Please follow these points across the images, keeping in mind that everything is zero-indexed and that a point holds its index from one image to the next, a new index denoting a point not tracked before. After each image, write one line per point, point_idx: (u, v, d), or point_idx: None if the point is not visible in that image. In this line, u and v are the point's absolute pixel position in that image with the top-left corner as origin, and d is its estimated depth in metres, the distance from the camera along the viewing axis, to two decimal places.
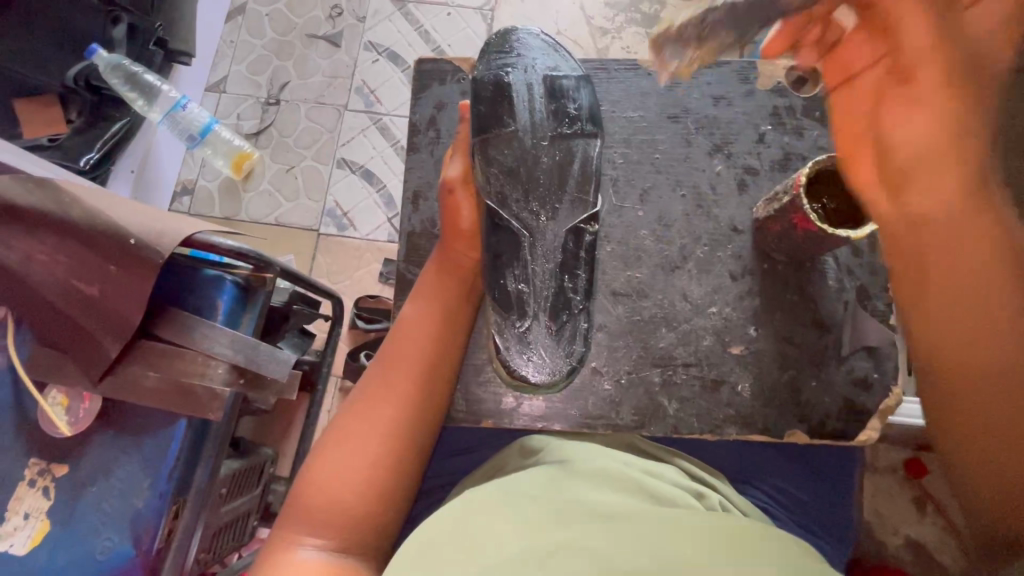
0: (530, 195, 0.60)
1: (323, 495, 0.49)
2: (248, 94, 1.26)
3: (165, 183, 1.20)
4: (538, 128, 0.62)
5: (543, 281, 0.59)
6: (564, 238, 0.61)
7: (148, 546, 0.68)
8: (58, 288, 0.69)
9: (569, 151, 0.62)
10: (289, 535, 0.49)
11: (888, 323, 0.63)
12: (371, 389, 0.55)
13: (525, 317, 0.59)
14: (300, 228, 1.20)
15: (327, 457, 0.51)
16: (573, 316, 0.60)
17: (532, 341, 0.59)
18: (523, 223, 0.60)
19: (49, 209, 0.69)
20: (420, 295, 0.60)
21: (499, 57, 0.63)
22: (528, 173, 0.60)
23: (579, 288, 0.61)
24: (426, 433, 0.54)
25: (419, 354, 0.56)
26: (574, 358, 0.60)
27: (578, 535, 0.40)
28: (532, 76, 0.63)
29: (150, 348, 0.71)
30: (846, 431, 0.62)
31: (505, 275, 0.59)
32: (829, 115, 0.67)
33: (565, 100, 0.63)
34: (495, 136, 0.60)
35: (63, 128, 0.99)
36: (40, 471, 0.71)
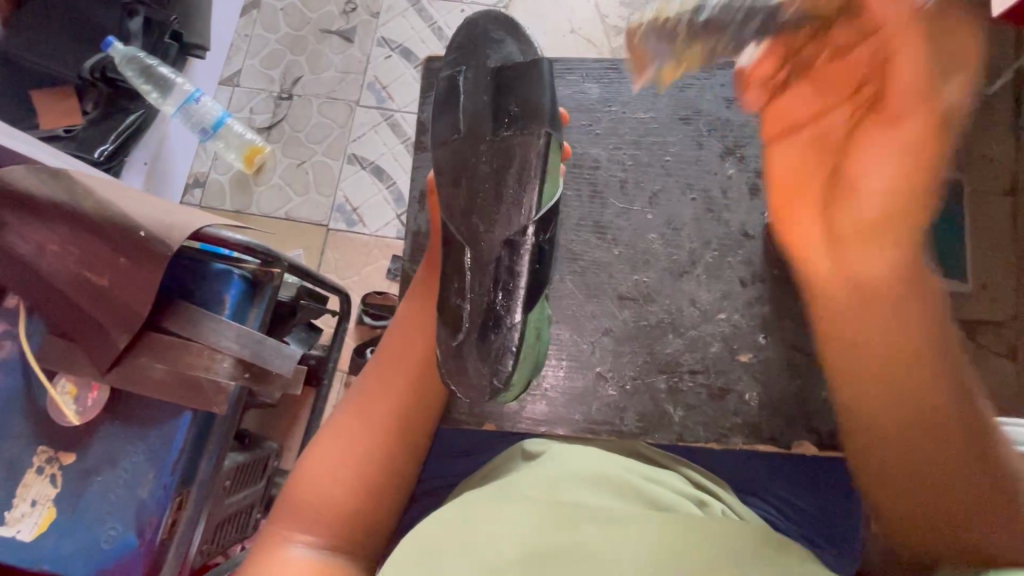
0: (475, 208, 0.56)
1: (317, 492, 0.50)
2: (261, 88, 1.27)
3: (178, 175, 1.21)
4: (478, 132, 0.58)
5: (477, 294, 0.54)
6: (503, 246, 0.54)
7: (151, 537, 0.68)
8: (69, 278, 0.70)
9: (506, 153, 0.56)
10: (280, 531, 0.49)
11: None
12: (366, 387, 0.55)
13: (457, 333, 0.54)
14: (309, 222, 1.20)
15: (320, 454, 0.51)
16: (500, 335, 0.52)
17: (459, 361, 0.53)
18: (466, 235, 0.55)
19: (64, 200, 0.71)
20: (415, 297, 0.60)
21: (459, 56, 0.61)
22: (469, 182, 0.57)
23: (508, 304, 0.53)
24: (420, 433, 0.54)
25: (414, 353, 0.56)
26: (500, 381, 0.53)
27: (578, 538, 0.40)
28: (485, 72, 0.60)
29: (157, 340, 0.71)
30: None
31: (447, 289, 0.56)
32: None
33: (507, 99, 0.58)
34: (443, 146, 0.59)
35: (79, 120, 1.01)
36: (48, 459, 0.71)
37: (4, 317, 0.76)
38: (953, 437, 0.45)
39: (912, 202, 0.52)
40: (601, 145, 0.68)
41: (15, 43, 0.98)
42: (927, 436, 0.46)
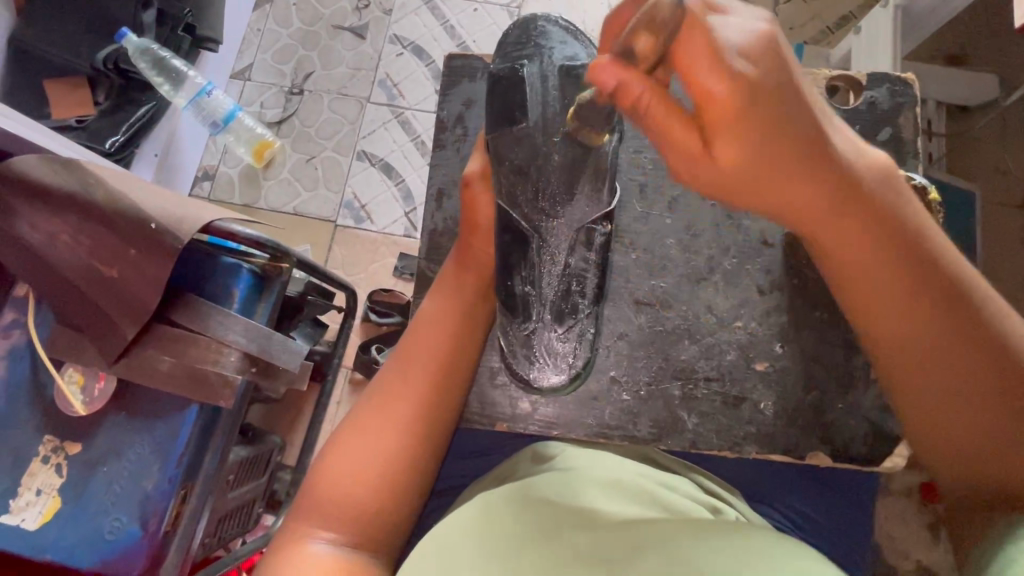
0: (541, 198, 0.59)
1: (336, 492, 0.47)
2: (272, 83, 1.27)
3: (187, 168, 1.21)
4: (550, 122, 0.59)
5: (550, 285, 0.58)
6: (575, 236, 0.59)
7: (155, 529, 0.68)
8: (79, 268, 0.70)
9: (578, 145, 0.59)
10: (301, 531, 0.47)
11: None
12: (387, 383, 0.52)
13: (530, 320, 0.57)
14: (317, 218, 1.20)
15: (341, 451, 0.49)
16: (580, 320, 0.58)
17: (536, 345, 0.57)
18: (532, 224, 0.58)
19: (74, 190, 0.70)
20: (440, 289, 0.58)
21: (516, 50, 0.62)
22: (541, 171, 0.59)
23: (586, 291, 0.59)
24: (445, 427, 0.52)
25: (441, 346, 0.54)
26: (585, 355, 0.58)
27: (594, 541, 0.40)
28: (548, 66, 0.61)
29: (164, 332, 0.71)
30: (869, 455, 0.60)
31: (512, 277, 0.57)
32: (867, 128, 0.66)
33: (582, 89, 0.60)
34: (509, 133, 0.59)
35: (90, 110, 1.00)
36: (54, 448, 0.71)
37: (13, 305, 0.76)
38: (966, 343, 0.45)
39: (936, 214, 0.56)
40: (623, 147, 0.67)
41: (29, 32, 0.98)
42: (939, 352, 0.46)
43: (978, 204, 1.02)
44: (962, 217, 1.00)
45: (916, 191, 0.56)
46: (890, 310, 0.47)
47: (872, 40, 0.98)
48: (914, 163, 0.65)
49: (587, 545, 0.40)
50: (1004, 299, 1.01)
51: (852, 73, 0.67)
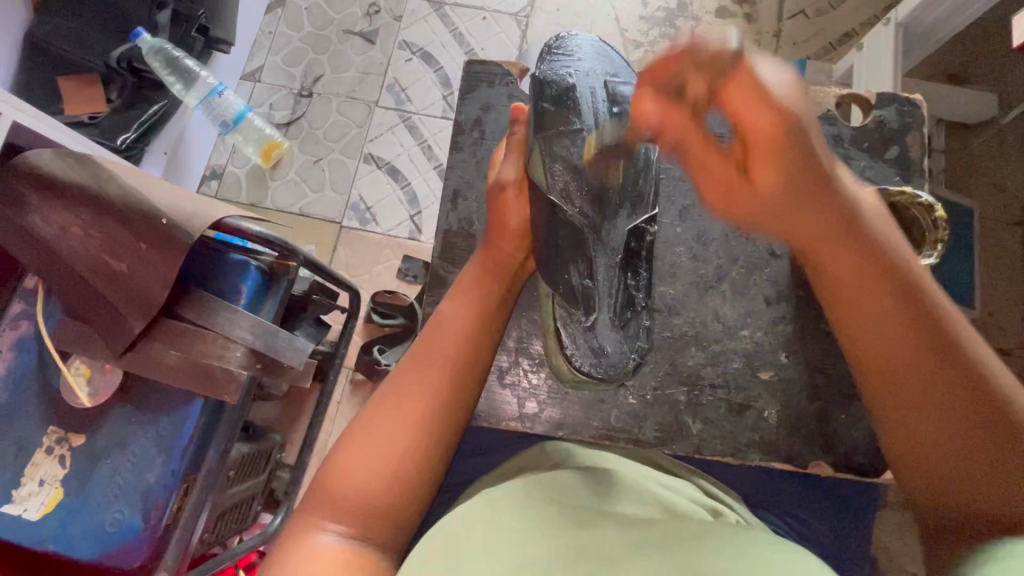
0: (603, 201, 0.58)
1: (345, 484, 0.47)
2: (281, 85, 1.28)
3: (195, 166, 1.22)
4: (601, 128, 0.58)
5: (607, 279, 0.58)
6: (626, 237, 0.60)
7: (156, 522, 0.69)
8: (90, 261, 0.71)
9: (630, 155, 0.59)
10: (312, 522, 0.47)
11: None
12: (401, 381, 0.52)
13: (592, 313, 0.57)
14: (322, 219, 1.21)
15: (356, 446, 0.49)
16: (637, 315, 0.60)
17: (598, 335, 0.58)
18: (586, 220, 0.57)
19: (87, 184, 0.72)
20: (460, 291, 0.57)
21: (561, 57, 0.60)
22: (594, 173, 0.57)
23: (641, 286, 0.61)
24: (460, 428, 0.53)
25: (457, 348, 0.54)
26: (637, 356, 0.59)
27: (601, 538, 0.41)
28: (595, 75, 0.60)
29: (171, 327, 0.72)
30: (873, 466, 0.61)
31: (569, 270, 0.56)
32: (870, 142, 0.68)
33: (628, 105, 0.59)
34: (565, 134, 0.57)
35: (103, 107, 1.02)
36: (57, 440, 0.72)
37: (22, 297, 0.77)
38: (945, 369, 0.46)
39: (941, 230, 0.59)
40: None
41: (45, 30, 1.00)
42: (918, 372, 0.46)
43: (976, 221, 1.04)
44: (961, 234, 1.01)
45: (921, 211, 0.59)
46: (874, 335, 0.49)
47: (874, 57, 1.00)
48: (922, 181, 0.67)
49: (587, 538, 0.41)
50: (1000, 315, 1.02)
51: (860, 92, 0.69)
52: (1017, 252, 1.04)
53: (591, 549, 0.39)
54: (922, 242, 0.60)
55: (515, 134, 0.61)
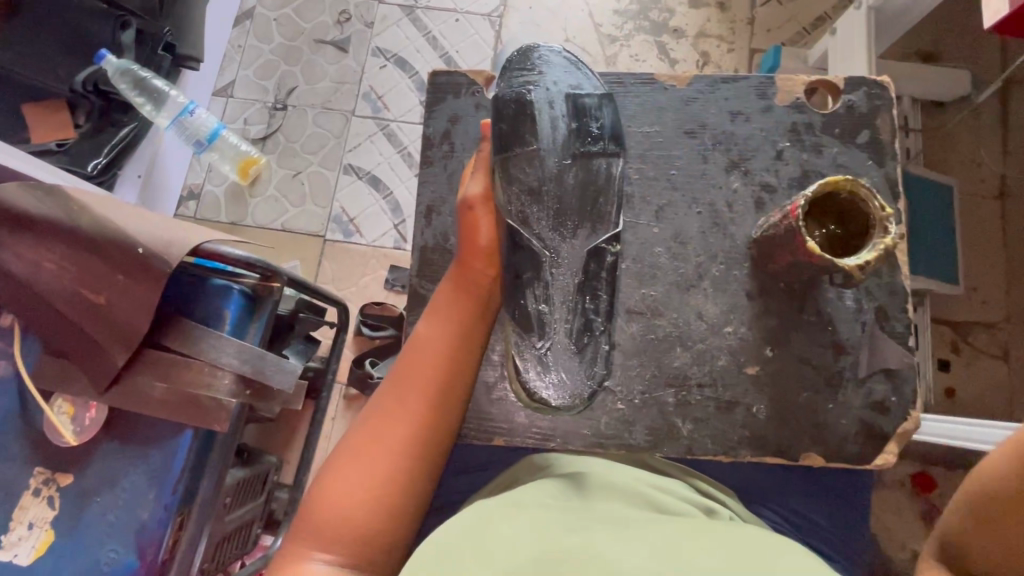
0: (564, 222, 0.57)
1: (331, 517, 0.46)
2: (255, 99, 1.26)
3: (172, 187, 1.19)
4: (562, 146, 0.58)
5: (565, 302, 0.56)
6: (585, 260, 0.57)
7: (153, 558, 0.67)
8: (67, 296, 0.69)
9: (589, 171, 0.59)
10: (303, 554, 0.45)
11: (907, 344, 0.63)
12: (381, 409, 0.51)
13: (546, 338, 0.56)
14: (305, 233, 1.19)
15: (343, 471, 0.48)
16: (595, 339, 0.57)
17: (552, 362, 0.56)
18: (544, 243, 0.57)
19: (58, 217, 0.70)
20: (437, 311, 0.56)
21: (521, 75, 0.60)
22: (554, 195, 0.57)
23: (600, 309, 0.58)
24: (448, 442, 0.53)
25: (439, 364, 0.54)
26: (595, 381, 0.57)
27: (595, 541, 0.40)
28: (556, 92, 0.60)
29: (157, 358, 0.70)
30: (858, 453, 0.62)
31: (526, 296, 0.56)
32: (847, 132, 0.66)
33: (588, 119, 0.60)
34: (518, 156, 0.57)
35: (72, 133, 1.00)
36: (45, 481, 0.70)
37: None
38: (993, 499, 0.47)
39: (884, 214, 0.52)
40: None
41: (4, 56, 0.97)
42: None
43: (958, 198, 1.05)
44: (943, 211, 1.02)
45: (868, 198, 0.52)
46: None
47: (847, 40, 1.01)
48: (896, 163, 0.66)
49: (567, 546, 0.39)
50: (985, 290, 1.04)
51: (830, 75, 0.68)
52: (999, 226, 1.05)
53: (571, 557, 0.38)
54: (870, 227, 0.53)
55: (481, 152, 0.61)
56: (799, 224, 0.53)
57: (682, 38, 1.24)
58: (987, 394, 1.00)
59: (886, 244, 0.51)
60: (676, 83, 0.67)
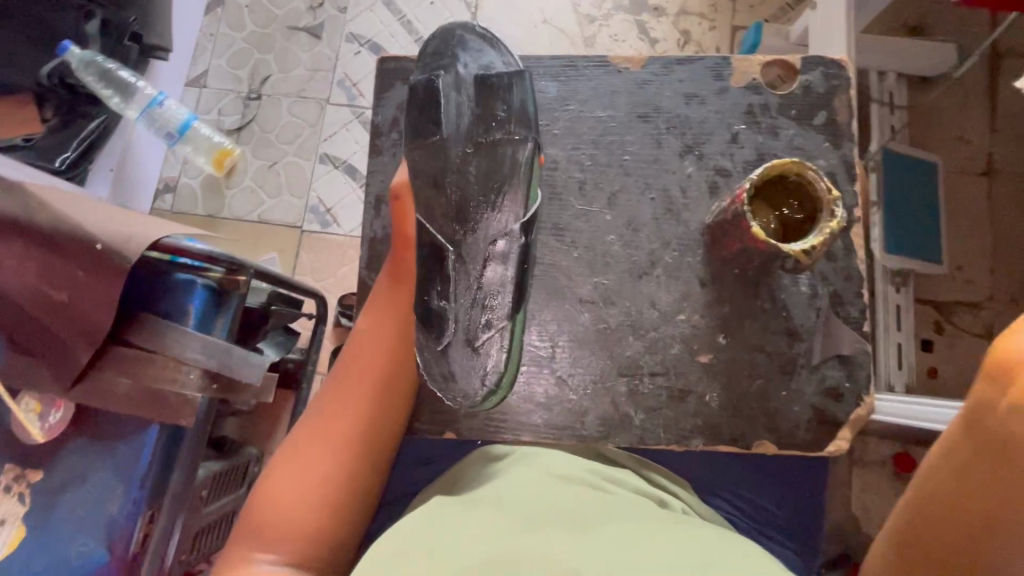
0: (466, 215, 0.56)
1: (275, 514, 0.49)
2: (229, 89, 1.24)
3: (146, 181, 1.18)
4: (466, 133, 0.57)
5: (466, 296, 0.54)
6: (489, 252, 0.55)
7: (123, 552, 0.67)
8: (29, 294, 0.68)
9: (494, 159, 0.57)
10: (245, 555, 0.48)
11: (860, 330, 0.62)
12: (324, 408, 0.54)
13: (444, 334, 0.53)
14: (282, 224, 1.18)
15: (283, 473, 0.51)
16: (492, 336, 0.53)
17: (450, 359, 0.53)
18: (449, 237, 0.55)
19: (14, 213, 0.68)
20: (376, 308, 0.58)
21: (434, 59, 0.59)
22: (457, 185, 0.56)
23: (502, 304, 0.54)
24: (388, 440, 0.55)
25: (376, 365, 0.56)
26: (492, 381, 0.53)
27: (550, 541, 0.39)
28: (466, 77, 0.58)
29: (122, 355, 0.70)
30: (815, 442, 0.61)
31: (428, 291, 0.54)
32: (804, 114, 0.64)
33: (497, 103, 0.57)
34: (423, 145, 0.57)
35: (38, 128, 0.98)
36: (15, 477, 0.71)
37: None
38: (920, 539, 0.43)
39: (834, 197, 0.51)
40: (558, 145, 0.65)
41: None
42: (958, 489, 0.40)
43: (942, 175, 1.03)
44: (926, 189, 1.01)
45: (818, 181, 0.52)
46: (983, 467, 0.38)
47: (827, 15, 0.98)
48: (852, 146, 0.64)
49: (524, 549, 0.38)
50: (969, 268, 1.02)
51: (786, 57, 0.66)
52: (983, 204, 1.04)
53: (526, 560, 0.37)
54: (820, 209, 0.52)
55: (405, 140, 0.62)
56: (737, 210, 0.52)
57: (662, 17, 1.21)
58: (968, 373, 0.99)
59: (833, 227, 0.50)
60: (630, 65, 0.66)
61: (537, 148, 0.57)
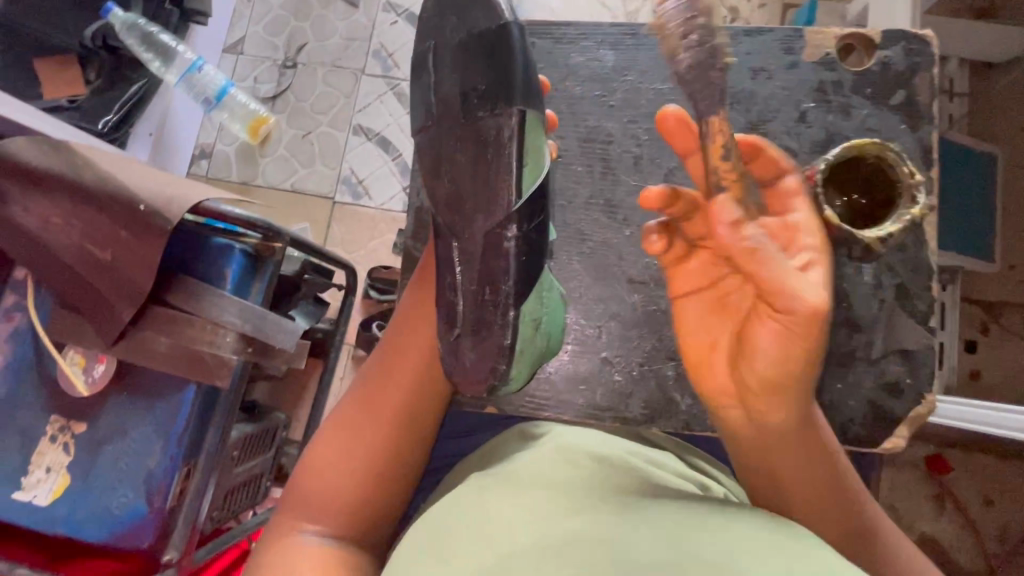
0: (461, 207, 0.50)
1: (325, 485, 0.51)
2: (265, 56, 1.23)
3: (183, 146, 1.19)
4: (454, 113, 0.51)
5: (465, 290, 0.50)
6: (483, 244, 0.49)
7: (161, 505, 0.69)
8: (74, 250, 0.69)
9: (480, 140, 0.50)
10: (294, 522, 0.51)
11: (929, 325, 0.60)
12: (371, 384, 0.55)
13: (454, 327, 0.51)
14: (315, 194, 1.18)
15: (327, 448, 0.53)
16: (494, 333, 0.49)
17: (460, 352, 0.51)
18: (449, 228, 0.51)
19: (63, 172, 0.70)
20: (420, 285, 0.58)
21: (427, 28, 0.54)
22: (451, 172, 0.50)
23: (503, 298, 0.49)
24: (428, 421, 0.55)
25: (422, 344, 0.56)
26: (497, 378, 0.50)
27: (592, 522, 0.39)
28: (452, 45, 0.52)
29: (161, 315, 0.71)
30: (868, 437, 0.60)
31: (445, 280, 0.51)
32: (881, 92, 0.62)
33: (481, 77, 0.51)
34: (422, 129, 0.53)
35: (82, 89, 1.00)
36: (60, 428, 0.72)
37: (14, 289, 0.75)
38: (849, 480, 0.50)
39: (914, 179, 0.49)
40: (615, 117, 0.64)
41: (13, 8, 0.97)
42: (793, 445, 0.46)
43: (1002, 169, 0.96)
44: (983, 183, 0.95)
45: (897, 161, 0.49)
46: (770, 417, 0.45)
47: None
48: (931, 129, 0.61)
49: (572, 531, 0.38)
50: None
51: (865, 31, 0.63)
52: None
53: (576, 542, 0.37)
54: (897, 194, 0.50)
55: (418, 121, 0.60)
56: (816, 190, 0.49)
57: None
58: None
59: (912, 215, 0.49)
60: None
61: (527, 119, 0.50)
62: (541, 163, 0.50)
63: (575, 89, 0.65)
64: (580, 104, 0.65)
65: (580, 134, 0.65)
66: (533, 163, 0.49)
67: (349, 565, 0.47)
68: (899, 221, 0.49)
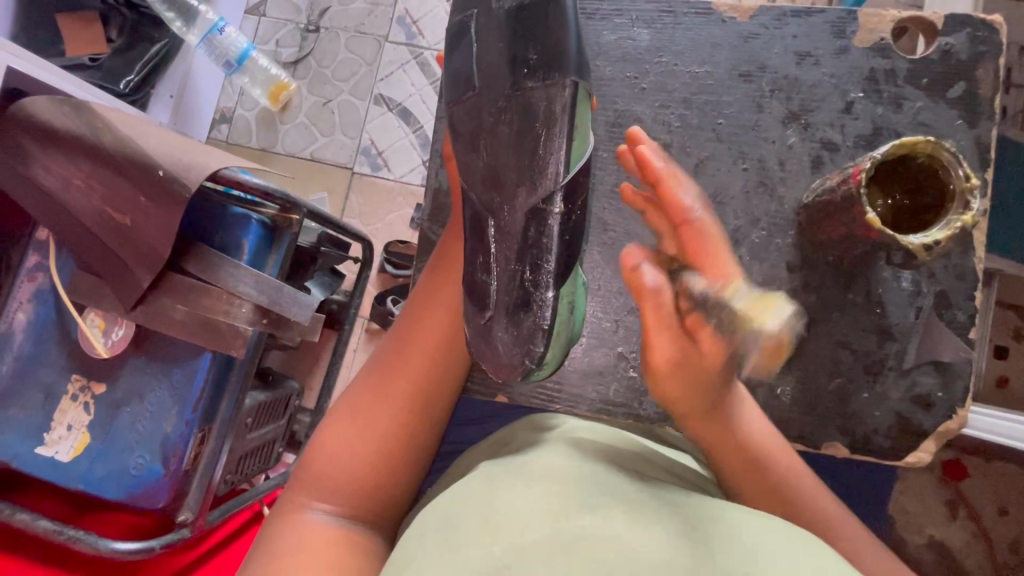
0: (499, 183, 0.47)
1: (333, 465, 0.52)
2: (287, 19, 1.20)
3: (203, 110, 1.17)
4: (496, 85, 0.48)
5: (504, 270, 0.47)
6: (524, 225, 0.46)
7: (176, 467, 0.71)
8: (94, 214, 0.70)
9: (528, 112, 0.47)
10: (300, 500, 0.51)
11: (968, 337, 0.57)
12: (384, 365, 0.56)
13: (487, 309, 0.48)
14: (334, 164, 1.17)
15: (339, 428, 0.53)
16: (533, 314, 0.46)
17: (492, 336, 0.48)
18: (488, 207, 0.48)
19: (83, 134, 0.69)
20: (436, 270, 0.58)
21: None
22: (487, 147, 0.48)
23: (541, 277, 0.46)
24: (442, 406, 0.56)
25: (435, 328, 0.56)
26: (533, 362, 0.47)
27: (606, 523, 0.37)
28: (499, 13, 0.49)
29: (179, 282, 0.71)
30: (891, 449, 0.58)
31: (477, 263, 0.49)
32: (939, 84, 0.58)
33: (527, 40, 0.48)
34: (459, 102, 0.50)
35: (104, 47, 0.98)
36: (81, 387, 0.74)
37: (35, 249, 0.75)
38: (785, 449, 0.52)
39: (969, 181, 0.45)
40: (645, 101, 0.61)
41: None
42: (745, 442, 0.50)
43: None
44: None
45: (951, 162, 0.45)
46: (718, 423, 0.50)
47: None
48: (990, 125, 0.58)
49: (586, 528, 0.36)
50: None
51: (926, 14, 0.59)
52: None
53: (584, 543, 0.35)
54: (945, 197, 0.47)
55: None
56: (859, 190, 0.46)
57: None
58: None
59: (964, 221, 0.45)
60: (737, 14, 0.61)
61: (580, 92, 0.47)
62: (585, 145, 0.48)
63: (606, 70, 0.62)
64: (609, 86, 0.62)
65: (607, 118, 0.62)
66: (580, 140, 0.47)
67: (360, 543, 0.48)
68: (952, 227, 0.45)
